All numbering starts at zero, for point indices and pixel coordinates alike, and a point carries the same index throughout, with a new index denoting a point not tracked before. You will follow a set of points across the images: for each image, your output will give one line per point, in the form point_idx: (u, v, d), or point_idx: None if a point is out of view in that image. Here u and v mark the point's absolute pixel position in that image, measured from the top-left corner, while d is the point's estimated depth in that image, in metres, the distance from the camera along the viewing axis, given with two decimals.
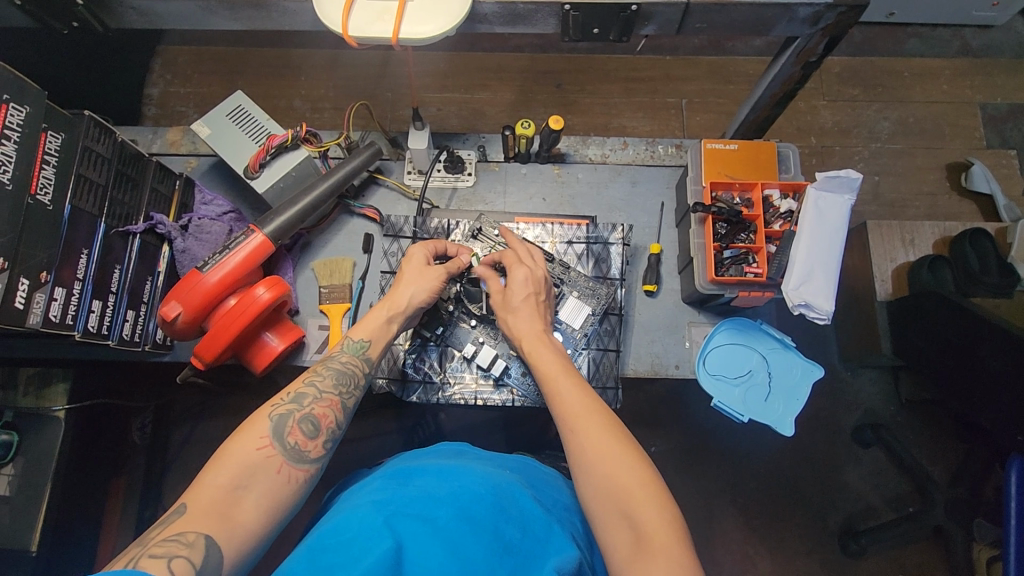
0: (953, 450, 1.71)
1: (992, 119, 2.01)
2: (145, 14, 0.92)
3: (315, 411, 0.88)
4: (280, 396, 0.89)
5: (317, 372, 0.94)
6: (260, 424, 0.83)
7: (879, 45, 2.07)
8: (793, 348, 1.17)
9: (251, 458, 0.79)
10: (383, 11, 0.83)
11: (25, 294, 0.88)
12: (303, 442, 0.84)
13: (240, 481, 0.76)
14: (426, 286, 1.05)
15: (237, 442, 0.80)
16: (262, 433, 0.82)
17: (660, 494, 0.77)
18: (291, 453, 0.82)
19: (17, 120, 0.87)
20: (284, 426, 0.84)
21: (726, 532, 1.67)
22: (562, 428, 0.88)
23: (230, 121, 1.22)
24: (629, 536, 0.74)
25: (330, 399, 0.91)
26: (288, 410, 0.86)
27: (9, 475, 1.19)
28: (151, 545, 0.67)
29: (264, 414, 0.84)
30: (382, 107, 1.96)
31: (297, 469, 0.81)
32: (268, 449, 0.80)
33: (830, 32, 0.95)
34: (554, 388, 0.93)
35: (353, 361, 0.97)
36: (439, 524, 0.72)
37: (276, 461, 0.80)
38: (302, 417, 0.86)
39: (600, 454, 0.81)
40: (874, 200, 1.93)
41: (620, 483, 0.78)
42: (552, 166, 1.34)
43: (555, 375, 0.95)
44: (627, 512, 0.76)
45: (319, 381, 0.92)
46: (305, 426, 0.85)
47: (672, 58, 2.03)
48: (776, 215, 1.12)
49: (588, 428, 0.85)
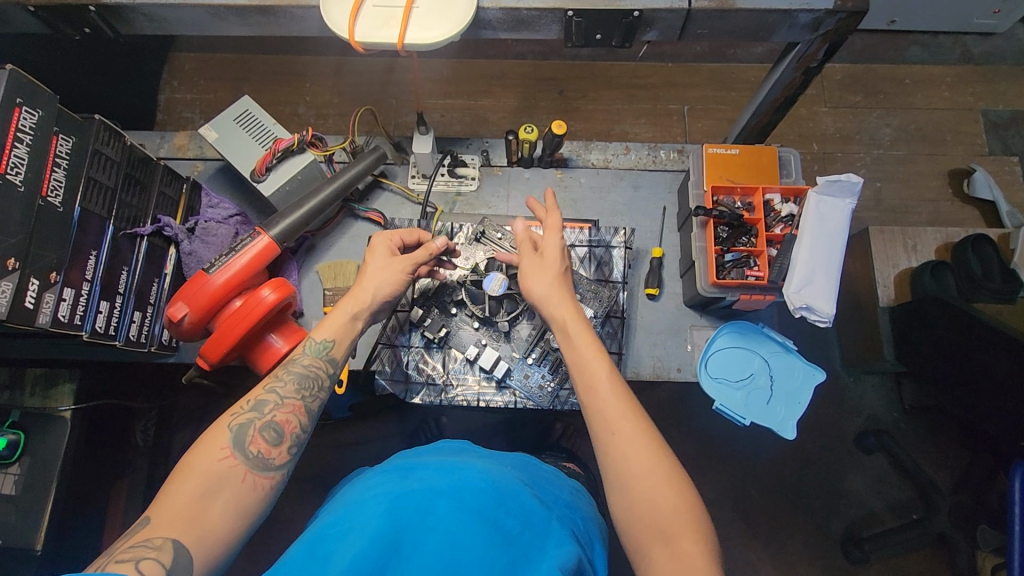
0: (958, 457, 1.71)
1: (994, 126, 2.02)
2: (155, 21, 0.94)
3: (278, 418, 0.86)
4: (240, 404, 0.87)
5: (279, 377, 0.92)
6: (219, 435, 0.81)
7: (881, 52, 2.08)
8: (795, 351, 1.18)
9: (214, 469, 0.78)
10: (390, 17, 0.84)
11: (35, 294, 0.90)
12: (265, 450, 0.82)
13: (205, 491, 0.75)
14: (392, 278, 1.02)
15: (197, 456, 0.79)
16: (222, 444, 0.80)
17: (698, 517, 0.77)
18: (254, 461, 0.81)
19: (29, 123, 0.89)
20: (245, 435, 0.82)
21: (728, 537, 1.66)
22: (598, 429, 0.85)
23: (238, 125, 1.23)
24: (665, 556, 0.74)
25: (293, 404, 0.89)
26: (248, 419, 0.84)
27: (15, 474, 1.20)
28: (119, 551, 0.68)
29: (224, 424, 0.83)
30: (387, 113, 1.98)
31: (262, 477, 0.81)
32: (231, 460, 0.79)
33: (831, 38, 0.96)
34: (592, 378, 0.88)
35: (315, 363, 0.94)
36: (437, 517, 0.72)
37: (239, 469, 0.79)
38: (264, 424, 0.84)
39: (639, 470, 0.80)
40: (876, 206, 1.94)
41: (656, 504, 0.78)
42: (555, 170, 1.35)
43: (592, 361, 0.90)
44: (668, 536, 0.75)
45: (281, 387, 0.90)
46: (267, 434, 0.84)
47: (674, 65, 2.04)
48: (777, 218, 1.12)
49: (626, 433, 0.83)
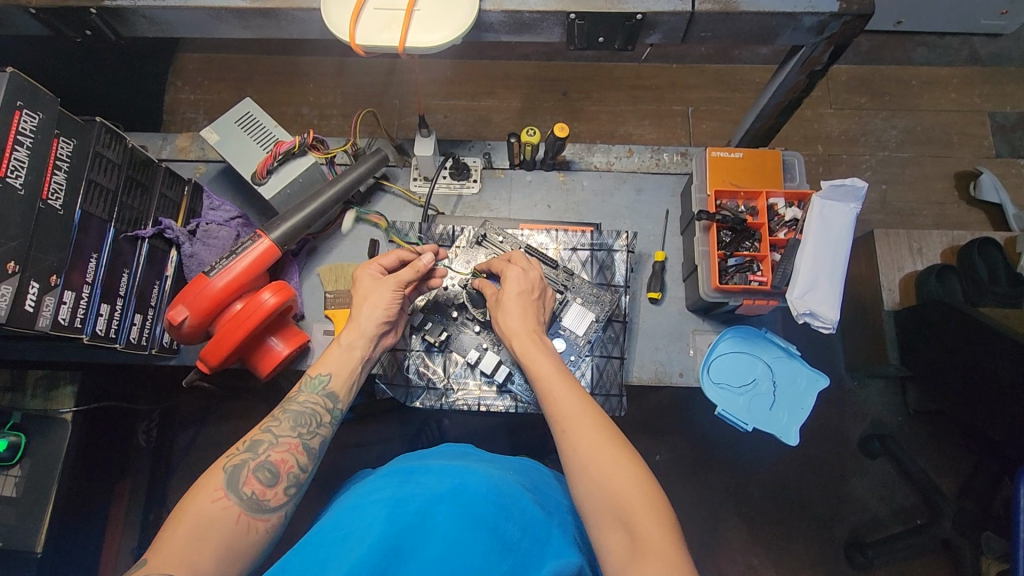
0: (963, 462, 1.69)
1: (1002, 128, 2.00)
2: (156, 23, 0.93)
3: (273, 457, 0.85)
4: (236, 445, 0.86)
5: (276, 417, 0.90)
6: (214, 476, 0.80)
7: (887, 53, 2.07)
8: (798, 356, 1.17)
9: (208, 511, 0.76)
10: (390, 20, 0.84)
11: (35, 297, 0.90)
12: (260, 491, 0.81)
13: (200, 533, 0.74)
14: (380, 300, 1.01)
15: (192, 498, 0.78)
16: (216, 486, 0.79)
17: (656, 501, 0.77)
18: (249, 503, 0.79)
19: (30, 126, 0.89)
20: (239, 475, 0.81)
21: (730, 542, 1.65)
22: (555, 429, 0.87)
23: (239, 127, 1.23)
24: (623, 541, 0.74)
25: (289, 442, 0.87)
26: (243, 460, 0.83)
27: (16, 476, 1.20)
28: None
29: (219, 466, 0.82)
30: (390, 114, 1.98)
31: (258, 519, 0.79)
32: (223, 501, 0.78)
33: (836, 41, 0.95)
34: (548, 391, 0.92)
35: (313, 399, 0.93)
36: (437, 523, 0.71)
37: (233, 510, 0.78)
38: (259, 464, 0.83)
39: (595, 461, 0.81)
40: (881, 209, 1.93)
41: (627, 510, 0.76)
42: (558, 173, 1.34)
43: (552, 384, 0.92)
44: (625, 517, 0.75)
45: (276, 427, 0.89)
46: (263, 474, 0.82)
47: (679, 66, 2.03)
48: (781, 223, 1.11)
49: (583, 430, 0.84)
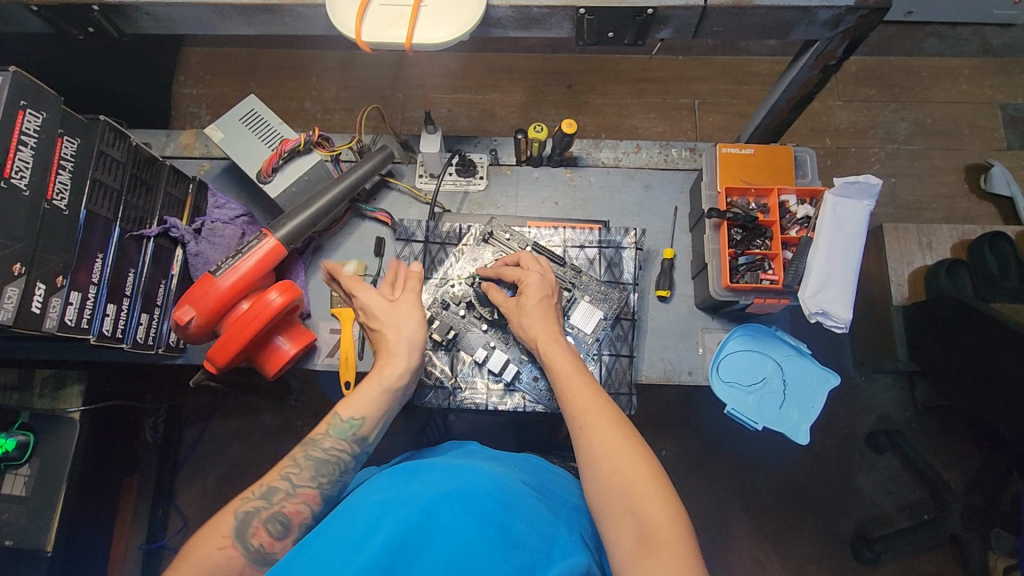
0: (971, 458, 1.69)
1: (1013, 119, 1.97)
2: (160, 20, 0.92)
3: (286, 508, 0.84)
4: (252, 488, 0.85)
5: (295, 461, 0.89)
6: (224, 522, 0.80)
7: (896, 44, 2.03)
8: (809, 355, 1.16)
9: (212, 560, 0.77)
10: (397, 16, 0.82)
11: (41, 299, 0.89)
12: (268, 543, 0.81)
13: None
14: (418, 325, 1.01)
15: (201, 542, 0.79)
16: (224, 533, 0.79)
17: (663, 490, 0.77)
18: (254, 555, 0.79)
19: (34, 126, 0.88)
20: (249, 525, 0.81)
21: (736, 537, 1.66)
22: (571, 425, 0.88)
23: (243, 125, 1.22)
24: (632, 531, 0.74)
25: (306, 493, 0.86)
26: (256, 507, 0.82)
27: (24, 475, 1.21)
28: None
29: (231, 510, 0.81)
30: (393, 108, 1.96)
31: (262, 571, 0.79)
32: (228, 548, 0.78)
33: (852, 35, 0.93)
34: (570, 386, 0.92)
35: (338, 446, 0.91)
36: (443, 521, 0.70)
37: (238, 561, 0.78)
38: (270, 515, 0.82)
39: (606, 453, 0.81)
40: (891, 202, 1.91)
41: (639, 508, 0.75)
42: (564, 169, 1.33)
43: (568, 382, 0.93)
44: (631, 506, 0.75)
45: (295, 474, 0.87)
46: (272, 526, 0.82)
47: (685, 58, 2.00)
48: (793, 220, 1.10)
49: (598, 423, 0.85)
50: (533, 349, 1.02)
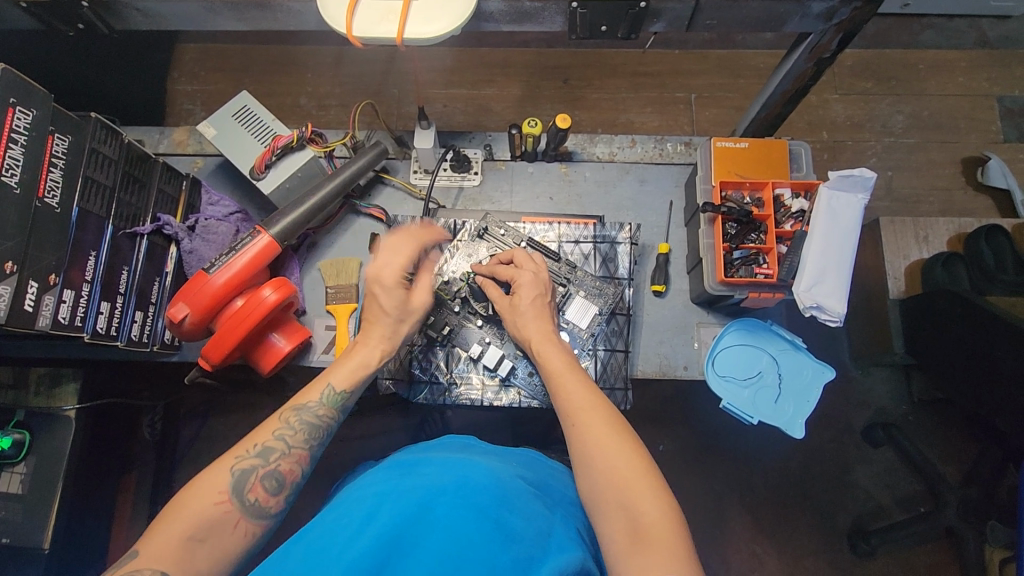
0: (967, 450, 1.69)
1: (1010, 112, 1.97)
2: (150, 16, 0.92)
3: (281, 467, 0.85)
4: (244, 446, 0.85)
5: (287, 423, 0.89)
6: (220, 477, 0.79)
7: (893, 37, 2.03)
8: (804, 349, 1.16)
9: (209, 513, 0.76)
10: (388, 10, 0.82)
11: (34, 297, 0.89)
12: (264, 498, 0.81)
13: (196, 532, 0.74)
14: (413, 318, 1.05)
15: (194, 495, 0.77)
16: (221, 489, 0.78)
17: (658, 486, 0.77)
18: (251, 509, 0.79)
19: (24, 124, 0.87)
20: (245, 481, 0.80)
21: (733, 531, 1.66)
22: (565, 421, 0.88)
23: (236, 121, 1.21)
24: (626, 526, 0.74)
25: (298, 454, 0.88)
26: (252, 465, 0.82)
27: (21, 474, 1.21)
28: None
29: (226, 467, 0.81)
30: (388, 104, 1.95)
31: (255, 525, 0.79)
32: (226, 504, 0.77)
33: (845, 28, 0.93)
34: (564, 383, 0.92)
35: (328, 413, 0.92)
36: (438, 515, 0.70)
37: (233, 515, 0.77)
38: (266, 473, 0.83)
39: (601, 449, 0.81)
40: (887, 196, 1.91)
41: (632, 504, 0.75)
42: (559, 165, 1.33)
43: (563, 378, 0.93)
44: (625, 502, 0.75)
45: (289, 436, 0.88)
46: (267, 482, 0.82)
47: (681, 52, 1.99)
48: (788, 214, 1.10)
49: (592, 419, 0.85)
50: (527, 347, 1.03)
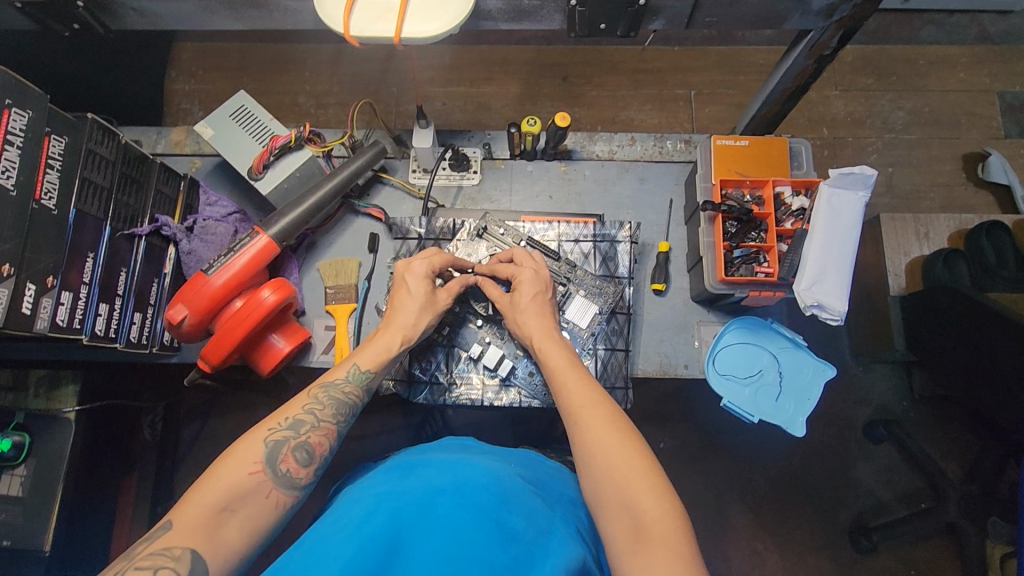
0: (968, 446, 1.69)
1: (1011, 107, 1.96)
2: (146, 15, 0.91)
3: (312, 439, 0.84)
4: (276, 419, 0.84)
5: (316, 397, 0.89)
6: (254, 447, 0.79)
7: (893, 33, 2.02)
8: (804, 347, 1.16)
9: (243, 482, 0.75)
10: (385, 9, 0.81)
11: (31, 300, 0.88)
12: (295, 470, 0.80)
13: (228, 502, 0.73)
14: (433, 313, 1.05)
15: (228, 464, 0.77)
16: (255, 459, 0.78)
17: (658, 484, 0.77)
18: (283, 480, 0.78)
19: (20, 125, 0.87)
20: (278, 452, 0.80)
21: (734, 528, 1.66)
22: (566, 421, 0.88)
23: (234, 121, 1.20)
24: (626, 524, 0.73)
25: (327, 427, 0.87)
26: (283, 437, 0.82)
27: (21, 476, 1.20)
28: (137, 559, 0.66)
29: (259, 437, 0.80)
30: (387, 103, 1.95)
31: (286, 495, 0.78)
32: (260, 474, 0.77)
33: (846, 24, 0.93)
34: (564, 382, 0.92)
35: (354, 391, 0.92)
36: (438, 514, 0.70)
37: (266, 485, 0.77)
38: (298, 444, 0.82)
39: (600, 449, 0.81)
40: (888, 192, 1.90)
41: (633, 502, 0.75)
42: (559, 163, 1.32)
43: (564, 377, 0.93)
44: (626, 500, 0.75)
45: (319, 409, 0.87)
46: (300, 454, 0.81)
47: (681, 49, 1.99)
48: (788, 212, 1.09)
49: (593, 418, 0.85)
50: (527, 345, 1.02)
